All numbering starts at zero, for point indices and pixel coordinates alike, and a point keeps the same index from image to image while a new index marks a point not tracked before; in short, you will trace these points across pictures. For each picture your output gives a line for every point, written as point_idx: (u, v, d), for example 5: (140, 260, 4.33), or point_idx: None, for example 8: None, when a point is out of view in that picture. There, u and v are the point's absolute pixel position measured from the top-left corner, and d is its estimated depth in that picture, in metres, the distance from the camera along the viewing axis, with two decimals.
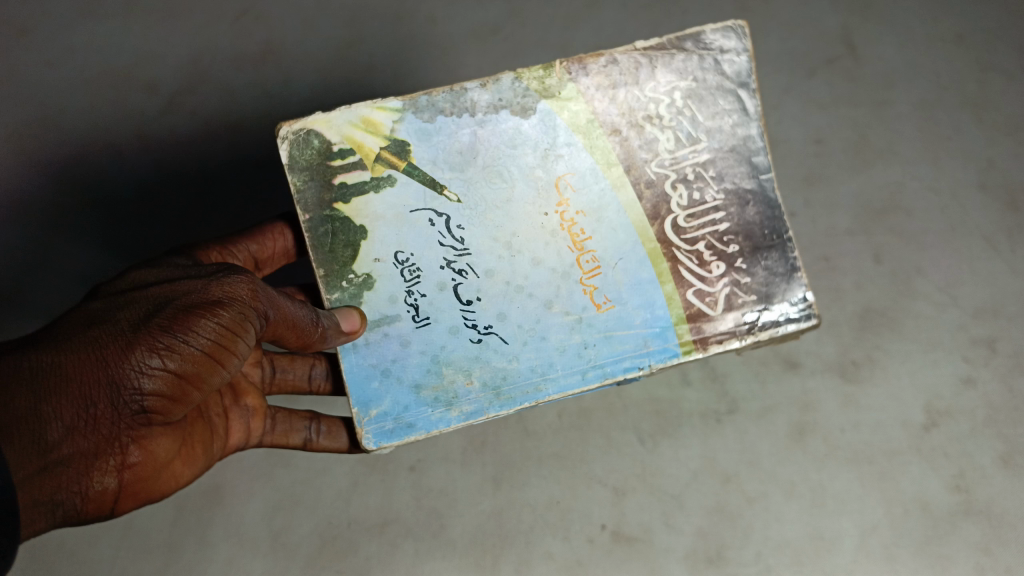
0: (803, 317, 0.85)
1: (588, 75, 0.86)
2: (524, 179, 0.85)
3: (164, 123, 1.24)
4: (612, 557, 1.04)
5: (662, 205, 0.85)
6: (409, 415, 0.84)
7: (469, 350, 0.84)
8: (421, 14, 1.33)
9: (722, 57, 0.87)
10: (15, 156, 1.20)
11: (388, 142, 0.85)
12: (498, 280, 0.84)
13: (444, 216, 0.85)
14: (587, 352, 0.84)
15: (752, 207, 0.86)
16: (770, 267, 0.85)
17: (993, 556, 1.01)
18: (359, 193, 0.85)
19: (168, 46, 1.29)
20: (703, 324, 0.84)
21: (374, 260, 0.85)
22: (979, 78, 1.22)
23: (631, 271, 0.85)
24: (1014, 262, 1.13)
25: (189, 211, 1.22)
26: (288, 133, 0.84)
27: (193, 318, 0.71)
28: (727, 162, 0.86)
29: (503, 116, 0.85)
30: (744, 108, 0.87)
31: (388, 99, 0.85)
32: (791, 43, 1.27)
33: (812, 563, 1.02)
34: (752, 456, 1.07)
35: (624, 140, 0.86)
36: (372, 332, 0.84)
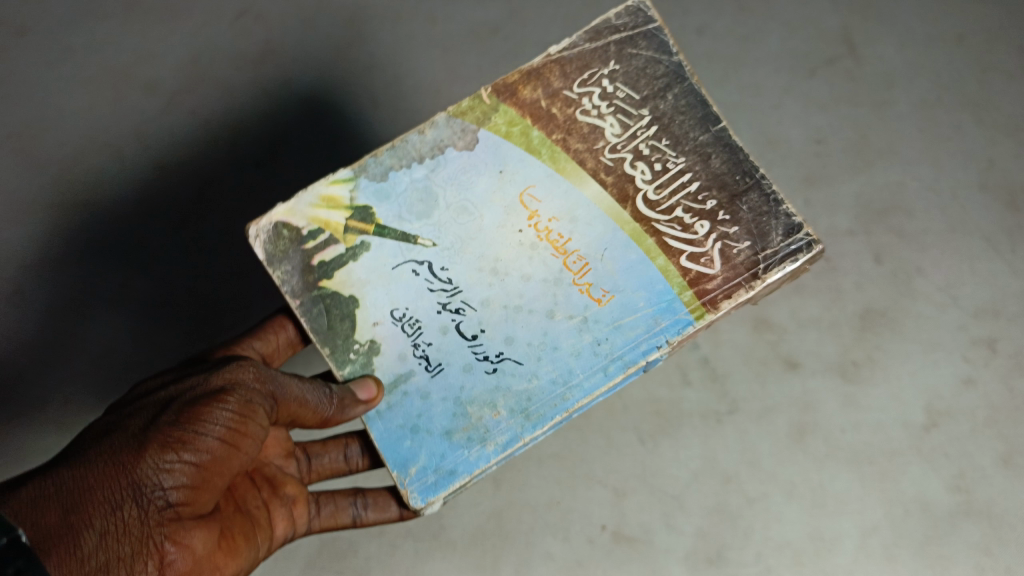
0: (805, 244, 0.76)
1: (514, 90, 0.83)
2: (490, 204, 0.81)
3: (163, 123, 1.25)
4: (612, 557, 1.05)
5: (628, 186, 0.79)
6: (450, 462, 0.78)
7: (486, 382, 0.79)
8: (421, 14, 1.33)
9: (635, 32, 0.83)
10: (18, 158, 1.23)
11: (352, 212, 0.82)
12: (496, 306, 0.79)
13: (426, 262, 0.81)
14: (603, 347, 0.77)
15: (716, 158, 0.79)
16: (754, 207, 0.77)
17: (992, 556, 1.02)
18: (339, 266, 0.82)
19: (168, 46, 1.29)
20: (706, 284, 0.76)
21: (373, 324, 0.82)
22: (979, 78, 1.22)
23: (620, 257, 0.78)
24: (1014, 262, 1.13)
25: (190, 211, 1.20)
26: (256, 231, 0.82)
27: (201, 408, 0.75)
28: (676, 126, 0.81)
29: (450, 154, 0.83)
30: (674, 69, 0.81)
31: (338, 171, 0.83)
32: (791, 43, 1.26)
33: (812, 563, 1.03)
34: (752, 456, 1.07)
35: (571, 136, 0.82)
36: (393, 394, 0.80)
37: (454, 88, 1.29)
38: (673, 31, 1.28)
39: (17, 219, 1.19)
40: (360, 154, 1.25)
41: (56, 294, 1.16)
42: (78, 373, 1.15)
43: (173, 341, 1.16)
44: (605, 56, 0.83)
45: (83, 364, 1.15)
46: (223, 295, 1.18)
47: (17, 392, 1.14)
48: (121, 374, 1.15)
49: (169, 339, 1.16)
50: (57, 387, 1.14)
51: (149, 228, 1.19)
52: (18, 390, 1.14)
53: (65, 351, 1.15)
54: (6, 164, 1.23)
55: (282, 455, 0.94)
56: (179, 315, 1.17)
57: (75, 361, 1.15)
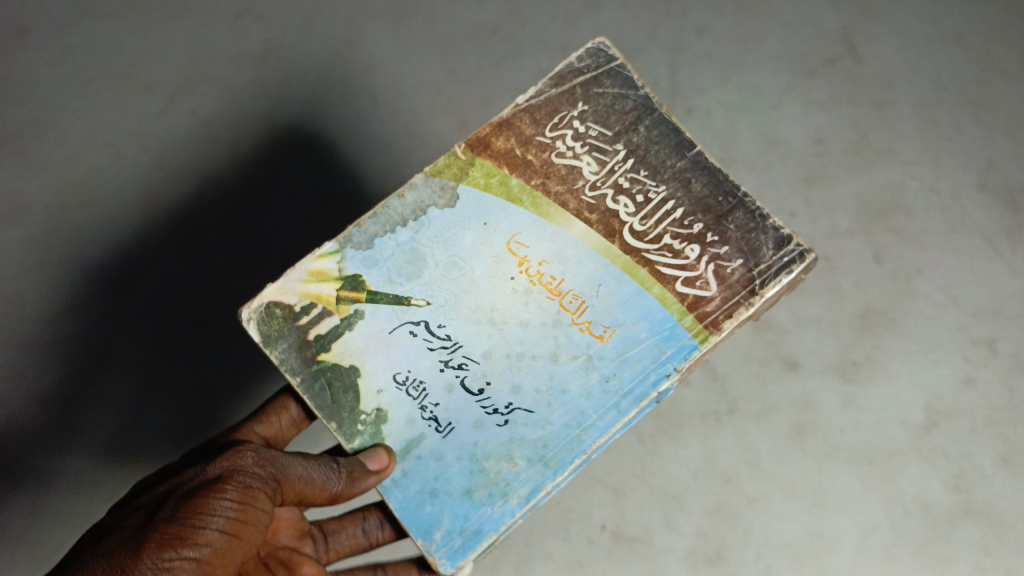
0: (798, 253, 0.79)
1: (486, 143, 0.85)
2: (479, 257, 0.82)
3: (163, 123, 1.25)
4: (612, 557, 1.05)
5: (613, 221, 0.81)
6: (477, 520, 0.78)
7: (498, 436, 0.79)
8: (421, 13, 1.32)
9: (599, 74, 0.86)
10: (17, 158, 1.24)
11: (342, 283, 0.83)
12: (498, 357, 0.80)
13: (422, 323, 0.81)
14: (611, 383, 0.78)
15: (696, 182, 0.82)
16: (742, 225, 0.80)
17: (992, 556, 1.02)
18: (336, 337, 0.82)
19: (168, 46, 1.29)
20: (705, 307, 0.78)
21: (377, 392, 0.82)
22: (979, 78, 1.22)
23: (615, 292, 0.79)
24: (1013, 262, 1.13)
25: (192, 211, 1.20)
26: (249, 314, 0.83)
27: (204, 500, 0.77)
28: (651, 157, 0.83)
29: (432, 213, 0.83)
30: (642, 103, 0.85)
31: (324, 244, 0.84)
32: (791, 43, 1.26)
33: (812, 562, 1.03)
34: (752, 456, 1.07)
35: (550, 179, 0.83)
36: (406, 460, 0.80)
37: (454, 88, 1.29)
38: (672, 31, 1.29)
39: (17, 219, 1.21)
40: (360, 154, 1.24)
41: (57, 295, 1.17)
42: (78, 373, 1.15)
43: (175, 342, 1.18)
44: (572, 99, 0.86)
45: (83, 364, 1.16)
46: (224, 296, 1.19)
47: (17, 392, 1.14)
48: (122, 373, 1.16)
49: (170, 340, 1.18)
50: (57, 387, 1.15)
51: (149, 227, 1.20)
52: (17, 390, 1.14)
53: (65, 352, 1.15)
54: (5, 163, 1.24)
55: (296, 536, 0.97)
56: (181, 317, 1.18)
57: (75, 360, 1.15)
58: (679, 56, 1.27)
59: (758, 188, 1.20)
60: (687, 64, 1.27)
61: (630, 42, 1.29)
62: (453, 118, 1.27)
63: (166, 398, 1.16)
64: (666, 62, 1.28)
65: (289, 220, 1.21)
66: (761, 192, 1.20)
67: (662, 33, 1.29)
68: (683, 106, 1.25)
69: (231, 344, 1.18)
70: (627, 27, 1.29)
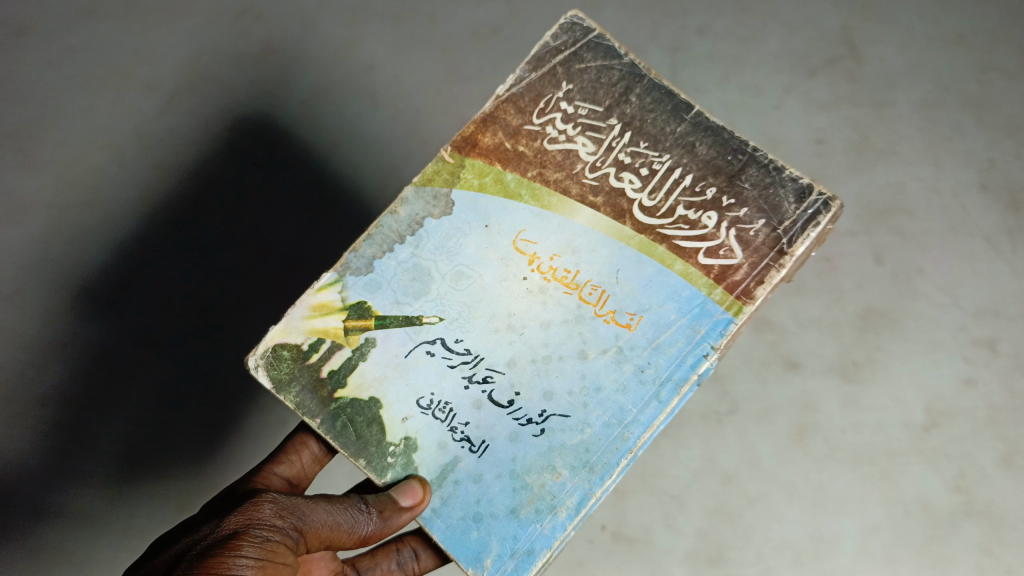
0: (818, 202, 0.77)
1: (473, 140, 0.85)
2: (486, 262, 0.81)
3: (163, 123, 1.25)
4: (612, 557, 1.05)
5: (621, 201, 0.80)
6: (529, 537, 0.74)
7: (537, 447, 0.76)
8: (421, 14, 1.33)
9: (579, 50, 0.86)
10: (17, 157, 1.24)
11: (347, 313, 0.81)
12: (523, 364, 0.77)
13: (439, 340, 0.79)
14: (647, 373, 0.75)
15: (701, 144, 0.81)
16: (756, 181, 0.79)
17: (993, 557, 1.02)
18: (350, 370, 0.80)
19: (169, 46, 1.29)
20: (733, 276, 0.76)
21: (403, 421, 0.78)
22: (980, 78, 1.22)
23: (636, 275, 0.78)
24: (1015, 262, 1.13)
25: (192, 210, 1.21)
26: (256, 362, 0.81)
27: (225, 553, 0.72)
28: (648, 126, 0.83)
29: (430, 224, 0.83)
30: (628, 72, 0.84)
31: (321, 277, 0.83)
32: (792, 43, 1.26)
33: (812, 563, 1.03)
34: (753, 456, 1.07)
35: (546, 169, 0.83)
36: (443, 487, 0.76)
37: (454, 88, 1.29)
38: (673, 32, 1.29)
39: (17, 219, 1.21)
40: (360, 154, 1.24)
41: (57, 294, 1.17)
42: (78, 373, 1.15)
43: (176, 339, 1.17)
44: (556, 81, 0.86)
45: (83, 363, 1.15)
46: (224, 293, 1.18)
47: (17, 392, 1.13)
48: (122, 372, 1.15)
49: (171, 338, 1.17)
50: (57, 386, 1.14)
51: (150, 226, 1.20)
52: (18, 390, 1.13)
53: (65, 351, 1.15)
54: (6, 163, 1.24)
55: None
56: (182, 316, 1.18)
57: (75, 359, 1.15)
58: (679, 56, 1.27)
59: None
60: (688, 64, 1.27)
61: (631, 42, 1.29)
62: (453, 118, 1.27)
63: (167, 396, 1.15)
64: (666, 62, 1.28)
65: (290, 220, 1.21)
66: None
67: (663, 33, 1.29)
68: None
69: (232, 342, 1.17)
70: (628, 27, 1.29)
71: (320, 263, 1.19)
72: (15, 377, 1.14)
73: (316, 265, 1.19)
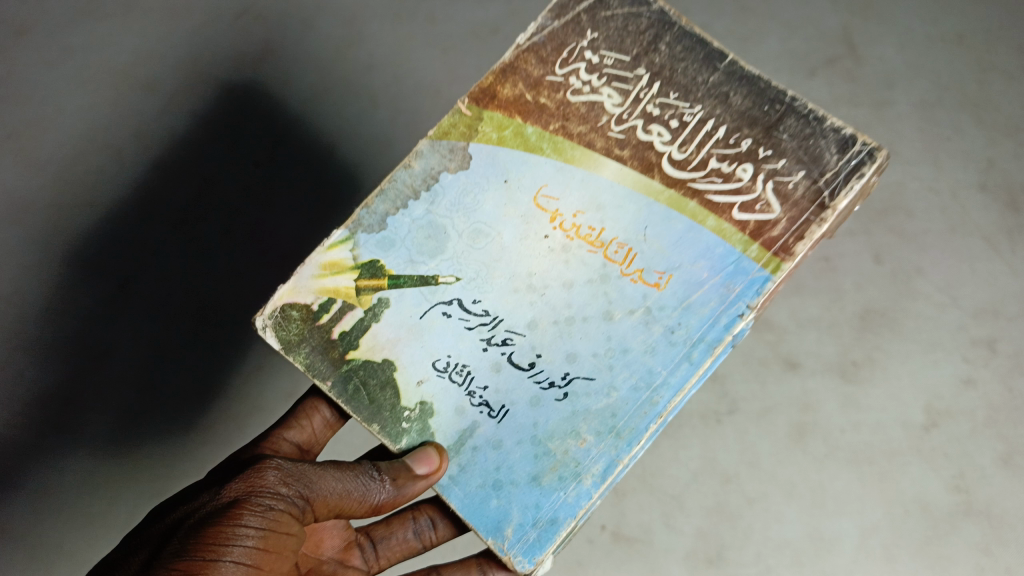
0: (862, 151, 0.76)
1: (491, 92, 0.84)
2: (506, 220, 0.80)
3: (164, 122, 1.24)
4: (612, 557, 1.05)
5: (650, 154, 0.80)
6: (550, 503, 0.73)
7: (561, 412, 0.75)
8: (421, 13, 1.33)
9: None
10: (17, 158, 1.23)
11: (359, 271, 0.81)
12: (545, 325, 0.77)
13: (456, 301, 0.79)
14: (678, 334, 0.75)
15: (734, 94, 0.80)
16: (794, 131, 0.78)
17: (993, 556, 1.02)
18: (362, 331, 0.80)
19: (169, 46, 1.28)
20: (770, 232, 0.75)
21: (418, 384, 0.78)
22: (979, 78, 1.22)
23: (665, 232, 0.77)
24: (1014, 262, 1.13)
25: (192, 210, 1.21)
26: (265, 321, 0.81)
27: (227, 528, 0.73)
28: (679, 75, 0.82)
29: (445, 179, 0.83)
30: (657, 19, 0.83)
31: (332, 235, 0.82)
32: (791, 43, 1.26)
33: (812, 563, 1.03)
34: (752, 456, 1.07)
35: (568, 122, 0.82)
36: (461, 454, 0.76)
37: (454, 88, 1.29)
38: None
39: (16, 219, 1.19)
40: (360, 154, 1.26)
41: (57, 294, 1.17)
42: (79, 373, 1.17)
43: (176, 341, 1.19)
44: (580, 36, 0.84)
45: (84, 364, 1.17)
46: (224, 295, 1.20)
47: (15, 394, 1.14)
48: (122, 374, 1.18)
49: (172, 340, 1.19)
50: (58, 387, 1.16)
51: (150, 227, 1.20)
52: (17, 392, 1.14)
53: (65, 352, 1.16)
54: (5, 164, 1.23)
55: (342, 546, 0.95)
56: (181, 315, 1.20)
57: (76, 360, 1.17)
58: None
59: None
60: None
61: None
62: None
63: (166, 397, 1.18)
64: None
65: (290, 221, 1.22)
66: None
67: None
68: None
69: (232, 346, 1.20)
70: None
71: None
72: (13, 378, 1.14)
73: None
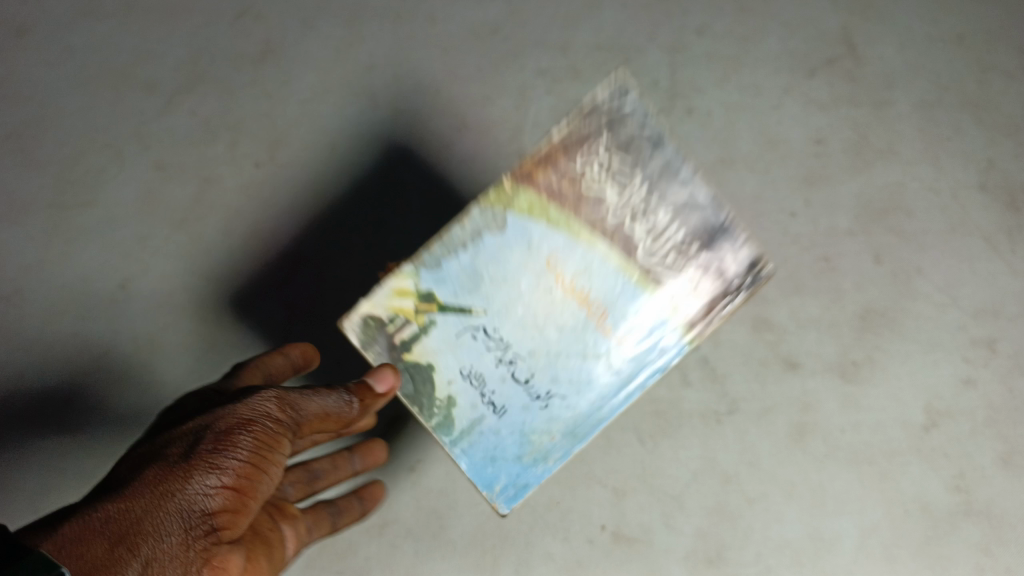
0: (756, 273, 0.86)
1: (528, 172, 0.86)
2: (524, 272, 0.88)
3: (163, 123, 1.26)
4: (612, 557, 1.05)
5: (629, 243, 0.86)
6: (522, 478, 0.91)
7: (536, 414, 0.90)
8: (421, 14, 1.32)
9: (620, 118, 0.85)
10: (15, 157, 1.25)
11: (419, 297, 0.89)
12: (540, 354, 0.90)
13: (481, 327, 0.89)
14: (626, 376, 0.89)
15: (693, 216, 0.85)
16: (726, 254, 0.86)
17: (993, 556, 1.03)
18: (416, 341, 0.90)
19: (167, 45, 1.30)
20: (693, 317, 0.87)
21: (448, 382, 0.91)
22: (980, 78, 1.22)
23: (631, 300, 0.87)
24: (1013, 262, 1.14)
25: (191, 211, 1.23)
26: (349, 325, 0.90)
27: (231, 437, 0.82)
28: (657, 178, 0.85)
29: (487, 239, 0.88)
30: (654, 135, 0.85)
31: (402, 263, 0.89)
32: (792, 43, 1.26)
33: (812, 563, 1.04)
34: (752, 456, 1.07)
35: (580, 207, 0.87)
36: (470, 435, 0.91)
37: (454, 88, 1.29)
38: (674, 32, 1.28)
39: (17, 220, 1.22)
40: (358, 154, 1.25)
41: (57, 297, 1.20)
42: (77, 371, 1.18)
43: (174, 337, 1.20)
44: (599, 124, 0.85)
45: (84, 362, 1.19)
46: (218, 299, 1.20)
47: (19, 389, 1.17)
48: (120, 373, 1.19)
49: (169, 337, 1.20)
50: (62, 383, 1.18)
51: (150, 230, 1.22)
52: (18, 387, 1.18)
53: (68, 349, 1.19)
54: (5, 163, 1.25)
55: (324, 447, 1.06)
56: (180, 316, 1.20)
57: (77, 359, 1.19)
58: (679, 56, 1.27)
59: (758, 189, 1.20)
60: (687, 65, 1.27)
61: (631, 41, 1.29)
62: (453, 118, 1.27)
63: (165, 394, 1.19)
64: (666, 62, 1.27)
65: (288, 220, 1.22)
66: (760, 193, 1.20)
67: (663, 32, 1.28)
68: (684, 106, 1.25)
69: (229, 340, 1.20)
70: (628, 27, 1.29)
71: (320, 264, 1.21)
72: (15, 375, 1.18)
73: (315, 265, 1.21)
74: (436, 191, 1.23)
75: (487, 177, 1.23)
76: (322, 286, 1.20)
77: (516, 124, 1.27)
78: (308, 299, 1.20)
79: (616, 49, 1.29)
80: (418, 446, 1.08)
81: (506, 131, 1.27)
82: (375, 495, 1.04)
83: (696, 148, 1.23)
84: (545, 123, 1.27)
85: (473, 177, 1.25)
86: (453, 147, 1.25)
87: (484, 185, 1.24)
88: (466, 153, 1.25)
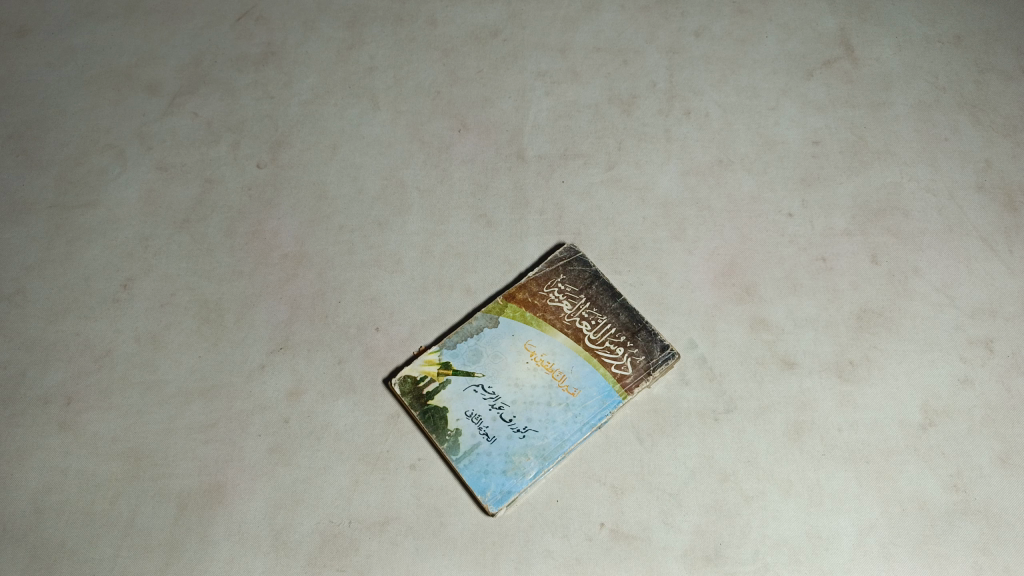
0: (667, 353, 1.08)
1: (513, 292, 1.13)
2: (511, 351, 1.09)
3: (165, 123, 1.29)
4: (611, 556, 1.00)
5: (581, 332, 1.10)
6: (507, 485, 1.02)
7: (516, 442, 1.04)
8: (422, 16, 1.37)
9: (569, 262, 1.14)
10: (18, 158, 1.27)
11: (440, 366, 1.08)
12: (522, 401, 1.06)
13: (481, 385, 1.07)
14: (581, 414, 1.05)
15: (622, 313, 1.11)
16: (648, 342, 1.09)
17: (991, 555, 1.00)
18: (437, 393, 1.07)
19: (171, 48, 1.35)
20: (628, 381, 1.06)
21: (457, 419, 1.05)
22: (978, 79, 1.28)
23: (581, 370, 1.07)
24: (1010, 263, 1.15)
25: (193, 212, 1.23)
26: None
27: None
28: (597, 298, 1.12)
29: (488, 332, 1.10)
30: (594, 272, 1.14)
31: (432, 349, 1.10)
32: (789, 44, 1.32)
33: (810, 561, 0.99)
34: (750, 454, 1.05)
35: (546, 310, 1.11)
36: (467, 459, 1.03)
37: (454, 89, 1.30)
38: (671, 34, 1.33)
39: (17, 220, 1.22)
40: (360, 154, 1.26)
41: (67, 299, 1.17)
42: (80, 373, 1.12)
43: (179, 335, 1.14)
44: (560, 270, 1.14)
45: (86, 364, 1.13)
46: (224, 294, 1.16)
47: (18, 393, 1.11)
48: (122, 373, 1.12)
49: (174, 335, 1.14)
50: (62, 385, 1.11)
51: (153, 229, 1.22)
52: (18, 391, 1.11)
53: (71, 349, 1.14)
54: (6, 164, 1.26)
55: None
56: (183, 313, 1.16)
57: (80, 360, 1.13)
58: (678, 57, 1.31)
59: (756, 189, 1.21)
60: (686, 66, 1.31)
61: (629, 43, 1.33)
62: (453, 119, 1.28)
63: (168, 395, 1.10)
64: (665, 64, 1.31)
65: (291, 220, 1.21)
66: (759, 193, 1.21)
67: (661, 35, 1.33)
68: (683, 107, 1.28)
69: (232, 338, 1.13)
70: (626, 29, 1.34)
71: (323, 263, 1.18)
72: (15, 377, 1.12)
73: (317, 264, 1.18)
74: (435, 191, 1.22)
75: (487, 177, 1.23)
76: (325, 285, 1.16)
77: (515, 124, 1.27)
78: (312, 298, 1.15)
79: (616, 50, 1.32)
80: (418, 445, 1.06)
81: (506, 131, 1.26)
82: (86, 547, 1.02)
83: (694, 149, 1.24)
84: (544, 123, 1.27)
85: (475, 181, 1.22)
86: (452, 148, 1.25)
87: (485, 185, 1.22)
88: (466, 154, 1.25)
